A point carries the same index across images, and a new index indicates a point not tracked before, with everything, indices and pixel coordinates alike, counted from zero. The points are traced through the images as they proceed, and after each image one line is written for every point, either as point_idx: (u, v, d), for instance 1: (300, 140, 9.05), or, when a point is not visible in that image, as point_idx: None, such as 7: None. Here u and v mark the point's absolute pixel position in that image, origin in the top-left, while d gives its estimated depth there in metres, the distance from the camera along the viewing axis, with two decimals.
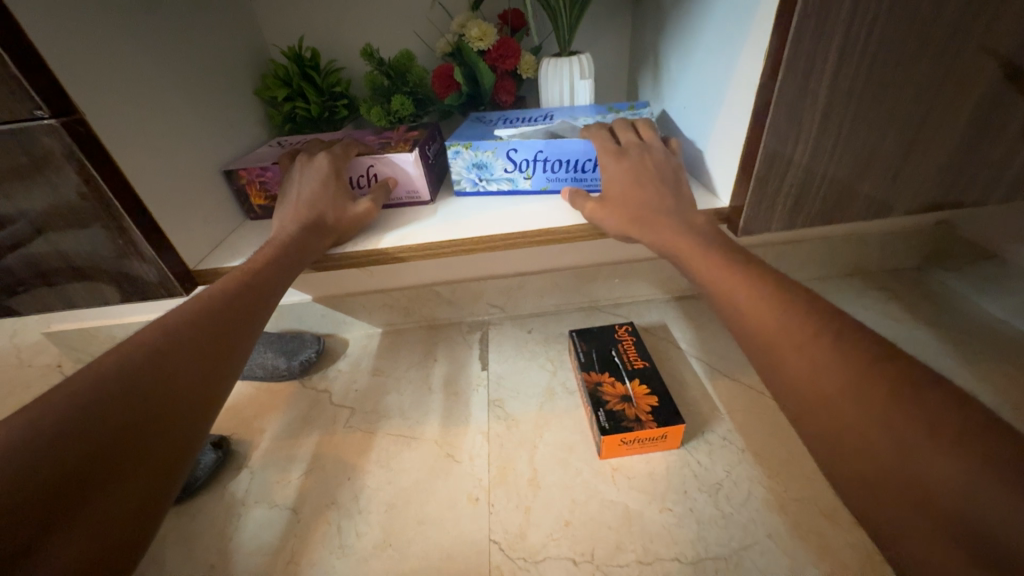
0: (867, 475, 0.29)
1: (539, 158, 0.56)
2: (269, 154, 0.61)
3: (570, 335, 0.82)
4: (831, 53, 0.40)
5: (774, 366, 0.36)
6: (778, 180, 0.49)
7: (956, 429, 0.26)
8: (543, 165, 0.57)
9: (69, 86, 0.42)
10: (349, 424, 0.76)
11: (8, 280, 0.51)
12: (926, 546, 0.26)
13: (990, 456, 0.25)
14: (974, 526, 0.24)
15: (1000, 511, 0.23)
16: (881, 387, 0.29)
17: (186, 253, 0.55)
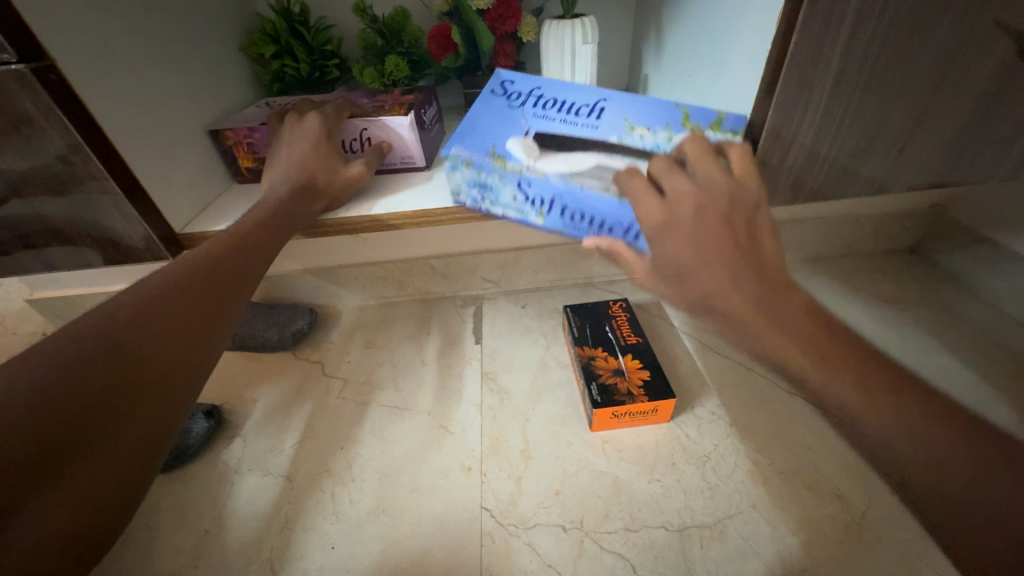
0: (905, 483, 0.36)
1: (557, 202, 0.47)
2: (256, 114, 0.58)
3: (564, 310, 0.82)
4: (845, 19, 0.39)
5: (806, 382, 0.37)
6: (781, 154, 0.47)
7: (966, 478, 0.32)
8: (561, 210, 0.48)
9: (38, 32, 0.39)
10: (342, 395, 0.76)
11: None
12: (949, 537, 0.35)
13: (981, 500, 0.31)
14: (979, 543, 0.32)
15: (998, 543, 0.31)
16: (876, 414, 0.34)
17: (171, 216, 0.53)
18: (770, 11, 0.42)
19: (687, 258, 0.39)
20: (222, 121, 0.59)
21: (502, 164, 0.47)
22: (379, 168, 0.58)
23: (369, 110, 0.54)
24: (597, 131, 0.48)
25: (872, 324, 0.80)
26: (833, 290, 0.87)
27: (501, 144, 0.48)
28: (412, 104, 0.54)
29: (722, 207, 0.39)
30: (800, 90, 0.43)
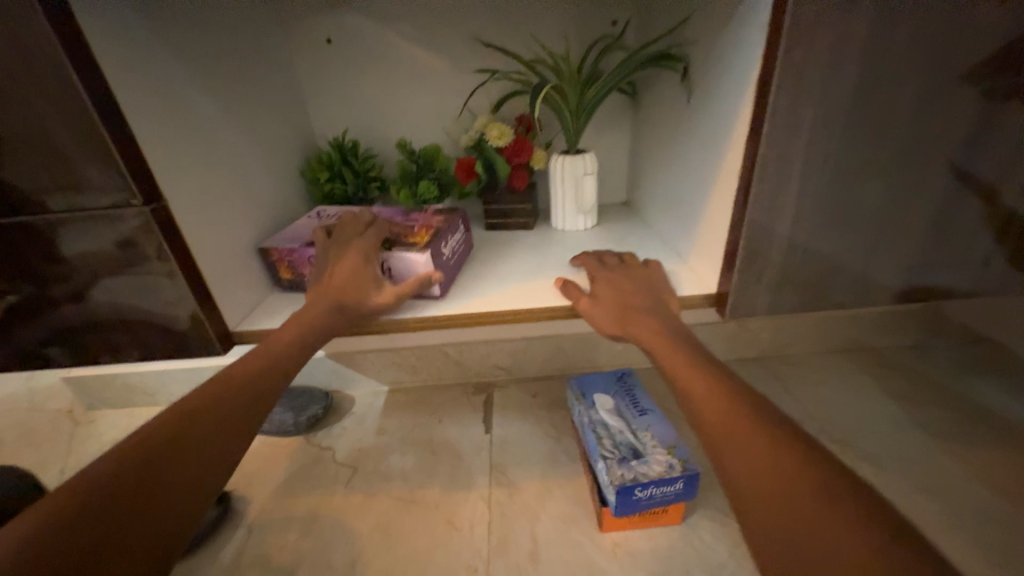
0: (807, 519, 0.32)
1: (586, 428, 0.75)
2: (307, 225, 0.67)
3: (569, 399, 0.85)
4: (794, 170, 0.43)
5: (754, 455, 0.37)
6: (761, 268, 0.48)
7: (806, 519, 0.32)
8: (587, 435, 0.75)
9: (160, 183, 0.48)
10: (351, 484, 0.77)
11: (62, 330, 0.53)
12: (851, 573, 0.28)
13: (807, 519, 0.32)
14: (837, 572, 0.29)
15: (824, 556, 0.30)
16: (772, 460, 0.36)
17: (228, 315, 0.58)
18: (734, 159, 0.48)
19: (603, 297, 0.56)
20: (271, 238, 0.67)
21: (582, 397, 0.81)
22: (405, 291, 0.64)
23: (404, 239, 0.63)
24: (634, 421, 0.75)
25: (881, 422, 0.81)
26: (838, 387, 0.88)
27: (588, 391, 0.82)
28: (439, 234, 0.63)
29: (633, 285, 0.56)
30: (767, 224, 0.46)
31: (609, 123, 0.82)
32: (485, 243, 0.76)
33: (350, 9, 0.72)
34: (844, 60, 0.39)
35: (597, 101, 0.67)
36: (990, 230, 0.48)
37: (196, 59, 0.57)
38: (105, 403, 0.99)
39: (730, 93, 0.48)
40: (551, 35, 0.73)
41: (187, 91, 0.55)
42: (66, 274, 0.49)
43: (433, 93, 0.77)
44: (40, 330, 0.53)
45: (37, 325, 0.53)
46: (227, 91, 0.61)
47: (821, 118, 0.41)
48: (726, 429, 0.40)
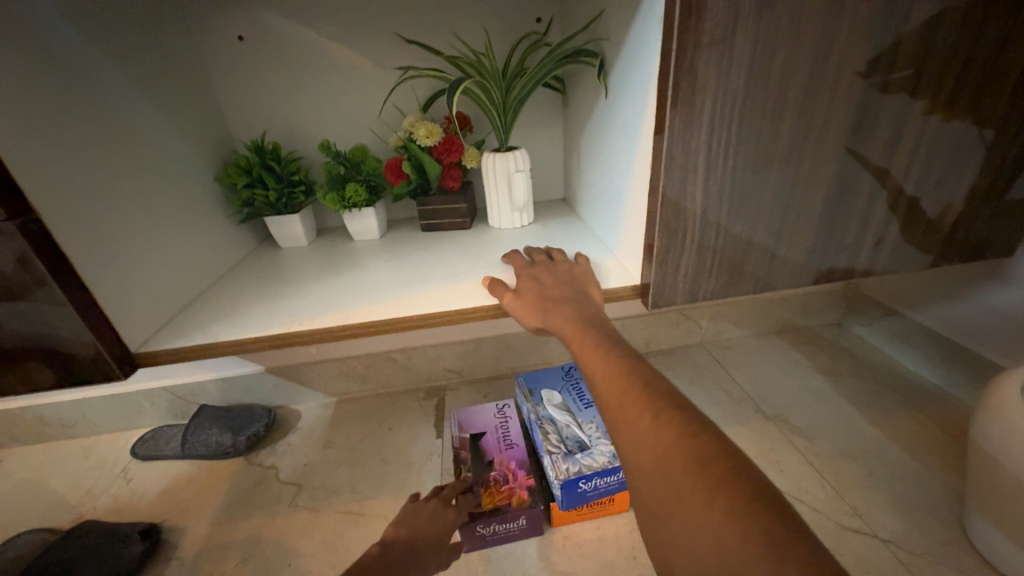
0: (693, 511, 0.32)
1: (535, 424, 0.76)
2: (488, 419, 0.81)
3: (518, 395, 0.85)
4: (697, 167, 0.45)
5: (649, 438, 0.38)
6: (676, 257, 0.50)
7: (691, 513, 0.32)
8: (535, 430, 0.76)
9: (35, 195, 0.43)
10: (295, 502, 0.74)
11: None
12: (734, 568, 0.29)
13: (693, 508, 0.32)
14: (716, 563, 0.30)
15: (709, 549, 0.31)
16: (666, 450, 0.36)
17: (127, 337, 0.52)
18: (646, 152, 0.49)
19: (526, 289, 0.56)
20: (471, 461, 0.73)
21: (530, 393, 0.81)
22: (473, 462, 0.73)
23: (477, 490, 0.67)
24: (581, 413, 0.76)
25: (811, 396, 0.86)
26: (772, 365, 0.94)
27: (536, 387, 0.82)
28: (503, 509, 0.65)
29: (554, 277, 0.58)
30: (676, 214, 0.47)
31: (543, 120, 0.82)
32: (421, 245, 0.75)
33: (264, 6, 0.68)
34: (736, 56, 0.40)
35: (523, 97, 0.67)
36: (881, 211, 0.52)
37: (83, 61, 0.52)
38: (16, 439, 0.91)
39: (638, 89, 0.49)
40: (477, 33, 0.72)
41: (72, 95, 0.50)
42: None
43: (359, 95, 0.75)
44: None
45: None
46: (121, 93, 0.56)
47: (719, 109, 0.42)
48: (622, 418, 0.41)
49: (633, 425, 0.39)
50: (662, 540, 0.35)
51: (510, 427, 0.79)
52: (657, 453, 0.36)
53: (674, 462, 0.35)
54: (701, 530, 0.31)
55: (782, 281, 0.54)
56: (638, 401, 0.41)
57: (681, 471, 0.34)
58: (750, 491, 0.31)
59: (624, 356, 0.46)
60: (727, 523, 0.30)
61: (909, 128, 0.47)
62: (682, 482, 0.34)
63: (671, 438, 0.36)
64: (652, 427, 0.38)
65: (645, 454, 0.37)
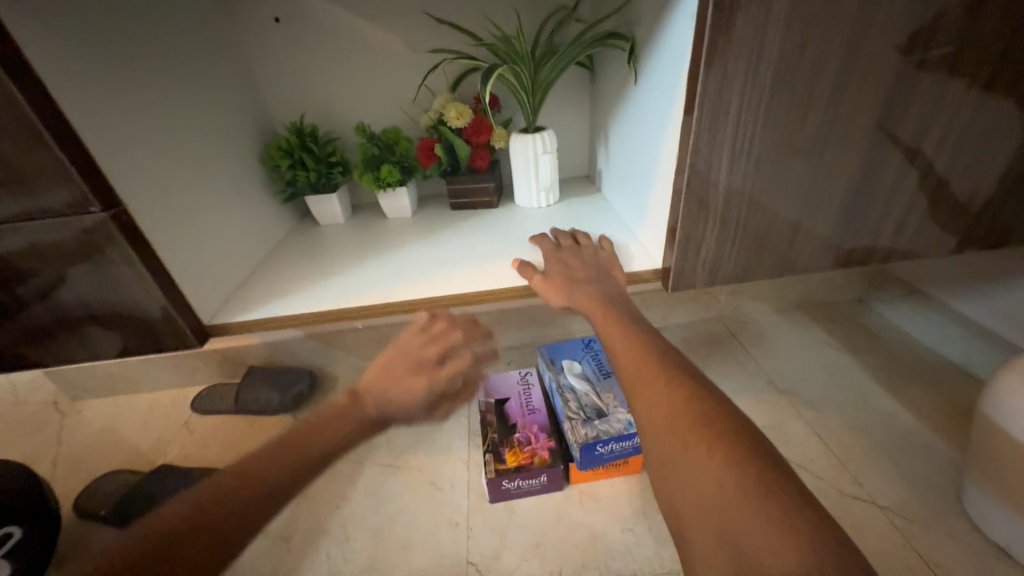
0: (698, 457, 0.37)
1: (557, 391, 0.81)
2: (511, 386, 0.87)
3: (540, 362, 0.90)
4: (721, 160, 0.46)
5: (662, 399, 0.43)
6: (696, 247, 0.52)
7: (696, 459, 0.37)
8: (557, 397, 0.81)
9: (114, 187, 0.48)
10: (339, 454, 0.82)
11: (36, 327, 0.54)
12: (730, 502, 0.34)
13: (698, 456, 0.37)
14: (714, 499, 0.35)
15: (708, 489, 0.36)
16: (678, 410, 0.41)
17: (199, 310, 0.60)
18: (673, 144, 0.50)
19: (554, 272, 0.60)
20: (498, 423, 0.80)
21: (552, 363, 0.86)
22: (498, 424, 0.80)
23: (504, 449, 0.75)
24: (600, 383, 0.82)
25: (825, 372, 0.88)
26: (788, 340, 0.96)
27: (557, 358, 0.87)
28: (526, 467, 0.71)
29: (580, 260, 0.61)
30: (699, 205, 0.49)
31: (569, 97, 0.82)
32: (451, 224, 0.78)
33: None
34: (765, 52, 0.41)
35: (550, 78, 0.68)
36: (907, 198, 0.52)
37: (139, 54, 0.55)
38: (92, 392, 1.02)
39: (666, 79, 0.50)
40: (504, 10, 0.72)
41: (134, 88, 0.54)
42: (33, 274, 0.50)
43: (389, 74, 0.76)
44: (17, 330, 0.54)
45: (13, 326, 0.54)
46: (172, 83, 0.60)
47: (746, 104, 0.43)
48: (637, 383, 0.46)
49: (648, 390, 0.44)
50: (665, 484, 0.40)
51: (533, 394, 0.85)
52: (669, 413, 0.41)
53: (683, 419, 0.40)
54: (704, 473, 0.37)
55: (801, 265, 0.56)
56: (656, 369, 0.46)
57: (691, 426, 0.39)
58: (749, 447, 0.37)
59: (644, 335, 0.50)
60: (728, 468, 0.35)
61: (941, 116, 0.47)
62: (690, 434, 0.39)
63: (682, 401, 0.42)
64: (665, 392, 0.43)
65: (658, 412, 0.42)
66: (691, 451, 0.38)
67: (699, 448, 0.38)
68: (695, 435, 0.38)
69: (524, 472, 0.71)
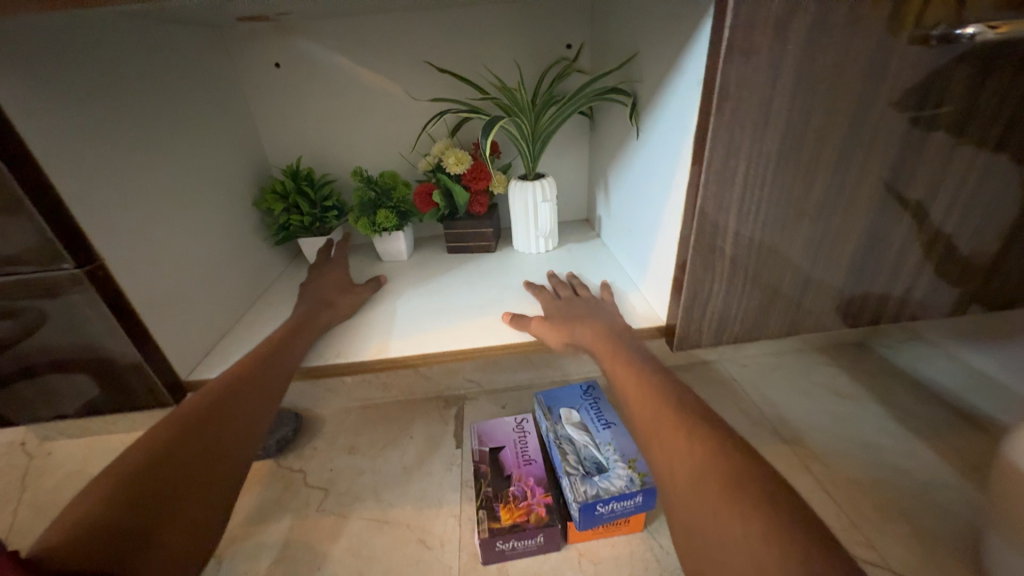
0: (729, 522, 0.36)
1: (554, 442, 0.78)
2: (507, 433, 0.83)
3: (537, 406, 0.87)
4: (728, 223, 0.45)
5: (685, 458, 0.42)
6: (702, 308, 0.51)
7: (729, 524, 0.36)
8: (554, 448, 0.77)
9: (95, 239, 0.45)
10: (322, 507, 0.77)
11: None
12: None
13: (730, 516, 0.36)
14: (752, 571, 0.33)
15: (742, 559, 0.34)
16: (704, 469, 0.40)
17: (178, 364, 0.54)
18: (678, 203, 0.48)
19: (551, 322, 0.59)
20: (492, 475, 0.76)
21: (549, 411, 0.83)
22: (492, 477, 0.76)
23: (499, 505, 0.71)
24: (598, 434, 0.78)
25: (832, 419, 0.85)
26: (791, 385, 0.94)
27: (555, 406, 0.84)
28: (522, 525, 0.67)
29: (582, 314, 0.59)
30: (706, 264, 0.47)
31: (569, 143, 0.83)
32: (448, 267, 0.77)
33: (298, 34, 0.70)
34: (773, 120, 0.40)
35: (552, 127, 0.67)
36: (915, 257, 0.51)
37: (133, 99, 0.54)
38: (59, 433, 0.96)
39: (670, 138, 0.49)
40: (506, 61, 0.73)
41: (126, 133, 0.52)
42: None
43: (388, 119, 0.76)
44: None
45: None
46: (168, 126, 0.58)
47: (754, 169, 0.42)
48: (658, 441, 0.45)
49: (669, 447, 0.43)
50: (697, 552, 0.38)
51: (529, 443, 0.81)
52: (693, 473, 0.40)
53: (711, 480, 0.39)
54: (735, 539, 0.35)
55: (807, 323, 0.54)
56: (676, 422, 0.45)
57: (721, 488, 0.38)
58: (784, 512, 0.35)
59: (661, 392, 0.49)
60: (763, 539, 0.34)
61: (949, 179, 0.46)
62: (720, 498, 0.37)
63: (706, 457, 0.40)
64: (687, 450, 0.42)
65: (681, 474, 0.41)
66: (725, 519, 0.36)
67: (732, 513, 0.36)
68: (724, 499, 0.37)
69: (522, 531, 0.67)
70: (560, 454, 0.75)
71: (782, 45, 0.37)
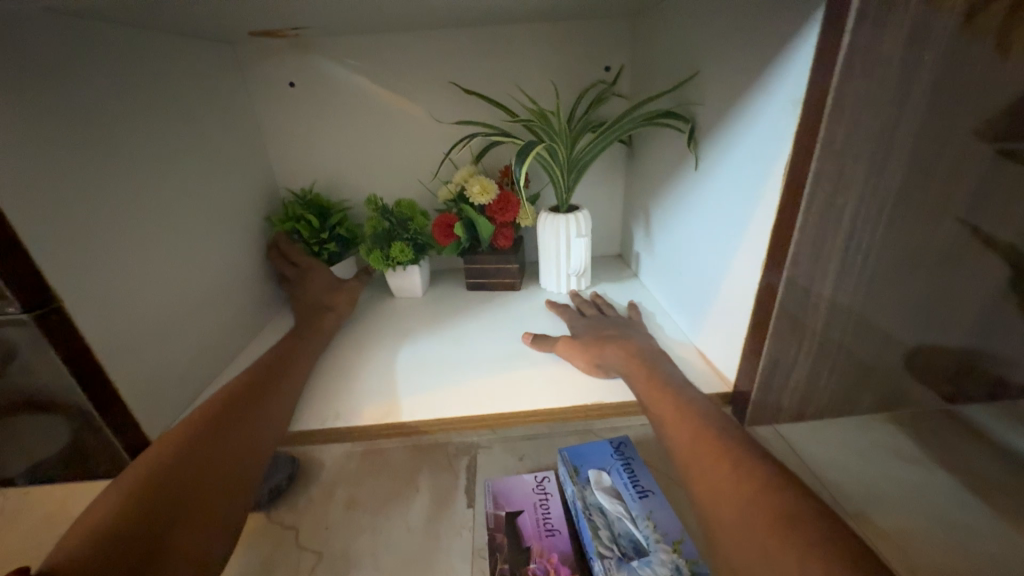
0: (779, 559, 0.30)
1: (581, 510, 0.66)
2: (525, 494, 0.71)
3: (560, 456, 0.75)
4: (827, 273, 0.36)
5: (724, 485, 0.36)
6: (783, 373, 0.41)
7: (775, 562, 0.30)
8: (581, 517, 0.66)
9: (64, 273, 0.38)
10: (314, 574, 0.62)
11: None
12: None
13: (780, 546, 0.31)
14: None
15: None
16: (749, 500, 0.34)
17: (149, 419, 0.46)
18: (758, 245, 0.40)
19: (577, 346, 0.54)
20: (509, 546, 0.64)
21: (575, 470, 0.71)
22: (508, 549, 0.64)
23: None
24: (632, 502, 0.66)
25: None
26: None
27: (583, 465, 0.72)
28: None
29: (630, 367, 0.49)
30: (795, 320, 0.38)
31: (602, 175, 0.76)
32: (466, 306, 0.69)
33: (318, 53, 0.65)
34: (891, 150, 0.32)
35: (590, 157, 0.60)
36: None
37: (133, 115, 0.48)
38: None
39: (747, 167, 0.41)
40: (539, 85, 0.67)
41: (120, 149, 0.46)
42: None
43: (407, 144, 0.70)
44: None
45: None
46: (166, 141, 0.52)
47: (864, 209, 0.34)
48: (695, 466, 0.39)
49: (708, 474, 0.37)
50: None
51: (552, 506, 0.69)
52: (738, 504, 0.34)
53: (756, 513, 0.33)
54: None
55: None
56: (715, 446, 0.39)
57: (770, 522, 0.32)
58: (843, 553, 0.29)
59: (695, 421, 0.42)
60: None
61: None
62: (770, 532, 0.31)
63: (749, 487, 0.35)
64: (730, 476, 0.36)
65: (724, 503, 0.35)
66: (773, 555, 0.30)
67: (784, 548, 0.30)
68: (774, 533, 0.31)
69: None
70: (589, 527, 0.63)
71: (914, 57, 0.29)
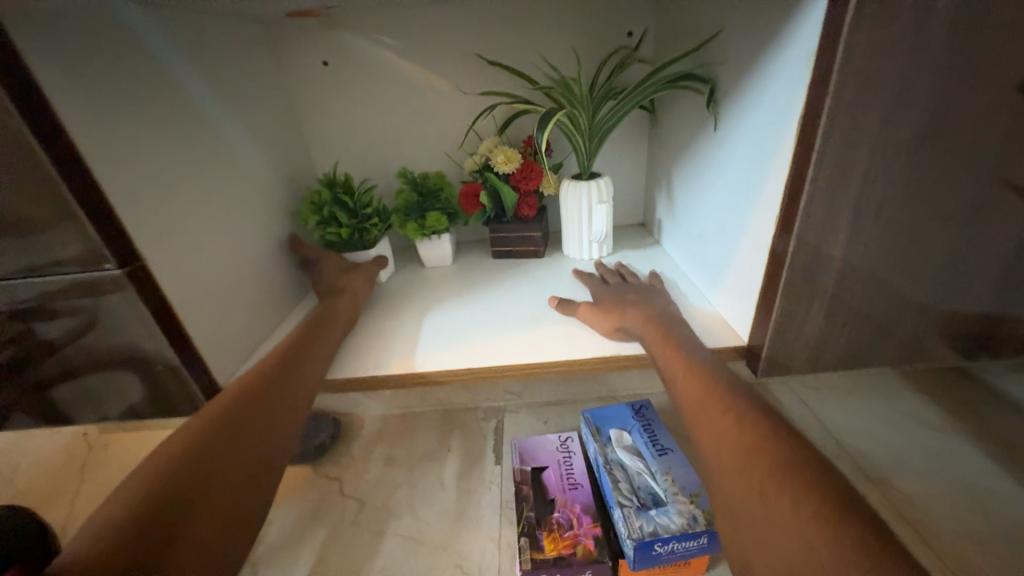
0: (775, 504, 0.34)
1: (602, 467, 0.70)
2: (550, 453, 0.76)
3: (582, 418, 0.79)
4: (840, 226, 0.37)
5: (730, 438, 0.39)
6: (798, 327, 0.42)
7: (771, 505, 0.34)
8: (602, 473, 0.70)
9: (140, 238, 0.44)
10: (358, 521, 0.70)
11: (32, 380, 0.46)
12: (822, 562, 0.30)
13: (778, 492, 0.34)
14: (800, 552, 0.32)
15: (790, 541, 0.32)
16: (750, 451, 0.37)
17: (218, 369, 0.53)
18: (773, 201, 0.41)
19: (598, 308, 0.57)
20: (534, 497, 0.69)
21: (597, 430, 0.75)
22: (533, 500, 0.68)
23: (541, 533, 0.64)
24: (651, 461, 0.70)
25: None
26: None
27: (605, 426, 0.76)
28: (568, 559, 0.60)
29: (647, 326, 0.52)
30: (808, 274, 0.39)
31: (624, 143, 0.76)
32: (491, 273, 0.72)
33: (347, 31, 0.68)
34: (906, 100, 0.32)
35: (611, 122, 0.61)
36: None
37: (186, 98, 0.53)
38: None
39: (765, 128, 0.42)
40: (560, 54, 0.68)
41: (176, 130, 0.51)
42: (38, 320, 0.43)
43: (433, 118, 0.73)
44: (12, 387, 0.46)
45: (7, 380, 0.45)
46: (215, 122, 0.57)
47: (878, 160, 0.34)
48: (702, 418, 0.42)
49: (714, 426, 0.41)
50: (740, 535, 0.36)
51: (575, 464, 0.74)
52: (740, 454, 0.38)
53: (757, 462, 0.36)
54: (781, 521, 0.33)
55: (929, 350, 0.44)
56: (721, 403, 0.41)
57: (771, 471, 0.35)
58: (832, 497, 0.33)
59: (703, 376, 0.44)
60: (810, 522, 0.32)
61: None
62: (770, 482, 0.35)
63: (753, 439, 0.38)
64: (734, 428, 0.39)
65: (727, 453, 0.39)
66: (771, 501, 0.34)
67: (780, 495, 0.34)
68: (774, 481, 0.35)
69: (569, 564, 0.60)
70: (610, 480, 0.67)
71: (926, 4, 0.30)
